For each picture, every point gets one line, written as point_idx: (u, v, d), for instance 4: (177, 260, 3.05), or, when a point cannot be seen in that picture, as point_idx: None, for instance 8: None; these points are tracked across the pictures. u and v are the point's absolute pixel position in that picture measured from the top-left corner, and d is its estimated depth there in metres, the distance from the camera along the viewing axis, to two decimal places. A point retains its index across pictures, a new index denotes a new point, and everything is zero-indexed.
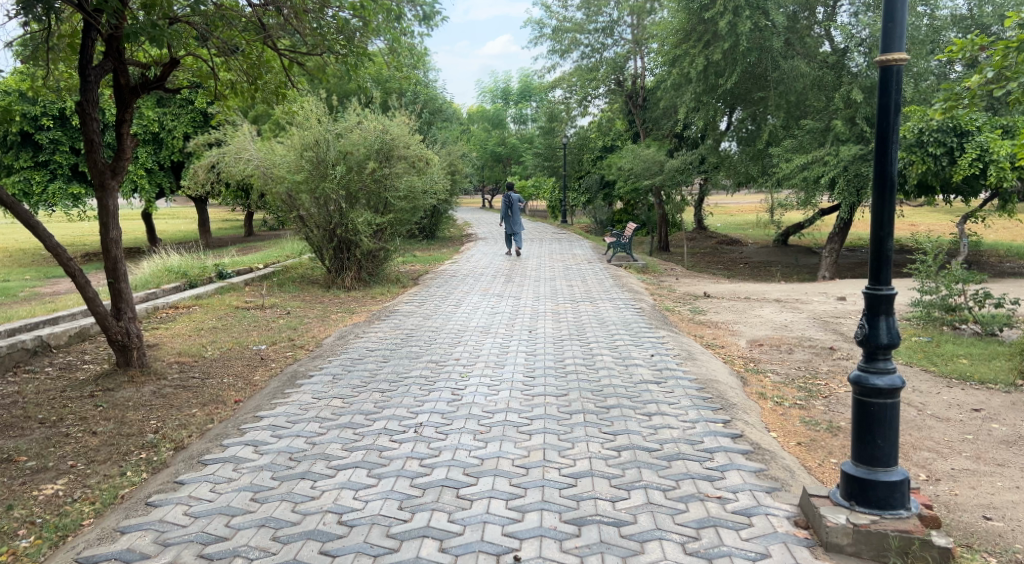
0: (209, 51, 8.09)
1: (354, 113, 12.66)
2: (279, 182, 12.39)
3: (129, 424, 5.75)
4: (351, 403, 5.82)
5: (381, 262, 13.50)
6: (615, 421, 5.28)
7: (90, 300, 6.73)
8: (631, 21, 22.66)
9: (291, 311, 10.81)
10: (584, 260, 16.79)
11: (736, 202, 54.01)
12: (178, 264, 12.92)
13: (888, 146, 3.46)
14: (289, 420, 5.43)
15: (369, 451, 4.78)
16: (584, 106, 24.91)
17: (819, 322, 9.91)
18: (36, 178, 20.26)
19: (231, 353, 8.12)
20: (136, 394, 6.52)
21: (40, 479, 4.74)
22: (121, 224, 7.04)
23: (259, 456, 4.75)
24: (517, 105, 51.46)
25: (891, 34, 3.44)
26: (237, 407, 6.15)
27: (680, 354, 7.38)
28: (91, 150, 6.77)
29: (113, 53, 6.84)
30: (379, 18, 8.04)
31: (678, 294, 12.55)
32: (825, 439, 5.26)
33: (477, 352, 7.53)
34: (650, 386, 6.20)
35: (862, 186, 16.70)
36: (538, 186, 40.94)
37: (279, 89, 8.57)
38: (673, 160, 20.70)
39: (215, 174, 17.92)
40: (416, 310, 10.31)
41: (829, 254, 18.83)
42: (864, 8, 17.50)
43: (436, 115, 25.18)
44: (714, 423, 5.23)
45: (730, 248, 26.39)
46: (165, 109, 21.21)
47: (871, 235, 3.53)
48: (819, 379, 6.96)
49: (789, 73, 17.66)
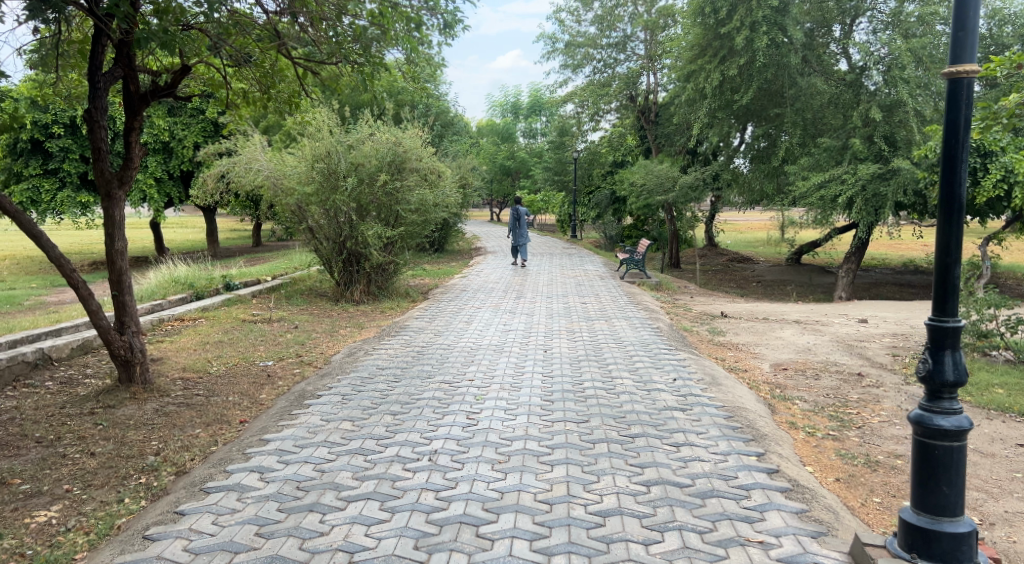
0: (221, 61, 7.95)
1: (367, 124, 12.48)
2: (289, 194, 12.20)
3: (130, 444, 5.49)
4: (362, 426, 5.54)
5: (390, 275, 13.22)
6: (641, 452, 4.99)
7: (94, 312, 6.50)
8: (644, 36, 22.54)
9: (299, 325, 10.57)
10: (596, 276, 16.51)
11: (747, 219, 53.67)
12: (184, 275, 12.73)
13: (956, 166, 3.25)
14: (296, 444, 5.16)
15: (381, 481, 4.50)
16: (596, 121, 24.71)
17: (843, 346, 9.57)
18: (45, 187, 20.13)
19: (237, 369, 7.87)
20: (138, 413, 6.26)
21: (34, 504, 4.48)
22: (127, 234, 6.81)
23: (265, 484, 4.46)
24: (527, 119, 51.31)
25: (962, 43, 3.23)
26: (243, 428, 5.89)
27: (703, 379, 7.07)
28: (98, 159, 6.56)
29: (124, 60, 6.63)
30: (397, 27, 7.78)
31: (694, 314, 12.24)
32: (865, 476, 4.98)
33: (491, 372, 7.25)
34: (675, 413, 5.90)
35: (880, 205, 16.47)
36: (547, 201, 40.67)
37: (292, 98, 8.38)
38: (686, 177, 20.56)
39: (224, 185, 17.77)
40: (426, 327, 10.03)
41: (846, 273, 18.48)
42: (883, 26, 17.36)
43: (447, 128, 25.03)
44: (746, 456, 4.94)
45: (743, 266, 26.07)
46: (176, 118, 21.12)
47: (936, 261, 3.28)
48: (850, 408, 6.65)
49: (806, 90, 17.54)
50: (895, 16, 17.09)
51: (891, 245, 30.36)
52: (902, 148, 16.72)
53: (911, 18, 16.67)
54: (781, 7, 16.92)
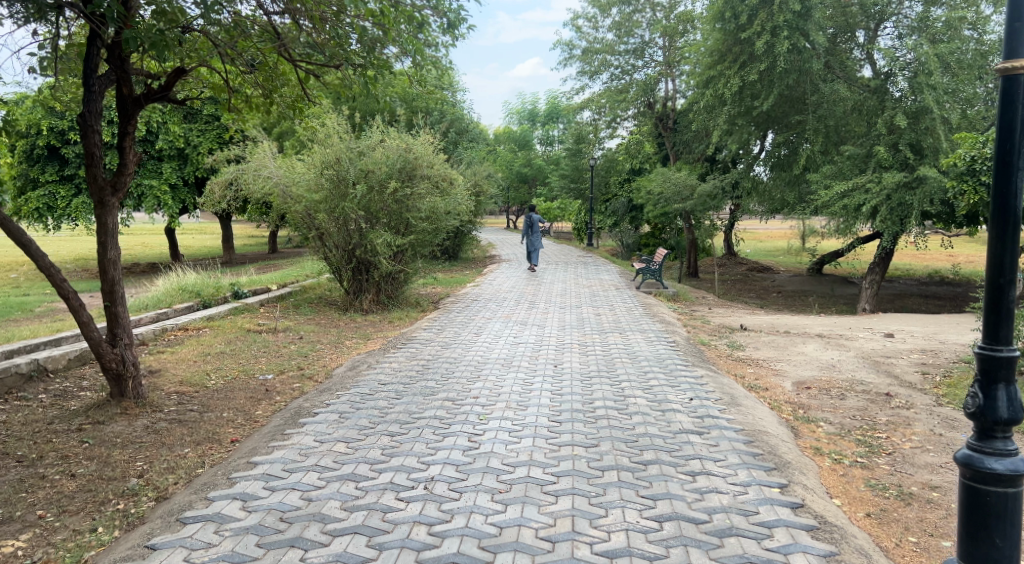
0: (222, 64, 7.72)
1: (378, 130, 12.27)
2: (298, 201, 11.94)
3: (113, 465, 5.22)
4: (356, 449, 5.21)
5: (400, 284, 12.91)
6: (654, 481, 4.62)
7: (84, 324, 6.22)
8: (662, 43, 22.19)
9: (304, 336, 10.28)
10: (611, 285, 16.13)
11: (765, 228, 53.07)
12: (192, 282, 12.40)
13: (1011, 172, 2.98)
14: (285, 469, 4.84)
15: (371, 512, 4.19)
16: (613, 128, 24.32)
17: (868, 363, 9.14)
18: (61, 193, 20.08)
19: (235, 383, 7.58)
20: (127, 430, 5.99)
21: (3, 532, 4.21)
22: (120, 243, 6.54)
23: (246, 514, 4.16)
24: (544, 126, 51.07)
25: (1018, 35, 2.97)
26: (233, 448, 5.60)
27: (721, 399, 6.67)
28: (91, 165, 6.27)
29: (116, 62, 6.35)
30: (401, 27, 7.49)
31: (712, 326, 11.81)
32: (899, 510, 4.61)
33: (497, 389, 6.89)
34: (691, 438, 5.50)
35: (906, 214, 15.94)
36: (563, 208, 40.37)
37: (295, 102, 8.13)
38: (705, 185, 20.17)
39: (235, 192, 17.64)
40: (434, 338, 9.72)
41: (870, 285, 17.93)
42: (908, 31, 16.82)
43: (462, 135, 24.71)
44: (768, 487, 4.57)
45: (762, 276, 25.52)
46: (192, 124, 21.10)
47: (989, 281, 3.00)
48: (878, 432, 6.26)
49: (829, 97, 17.03)
50: (921, 21, 16.52)
51: (914, 256, 29.73)
52: (928, 155, 16.22)
53: (938, 23, 16.14)
54: (804, 12, 16.42)
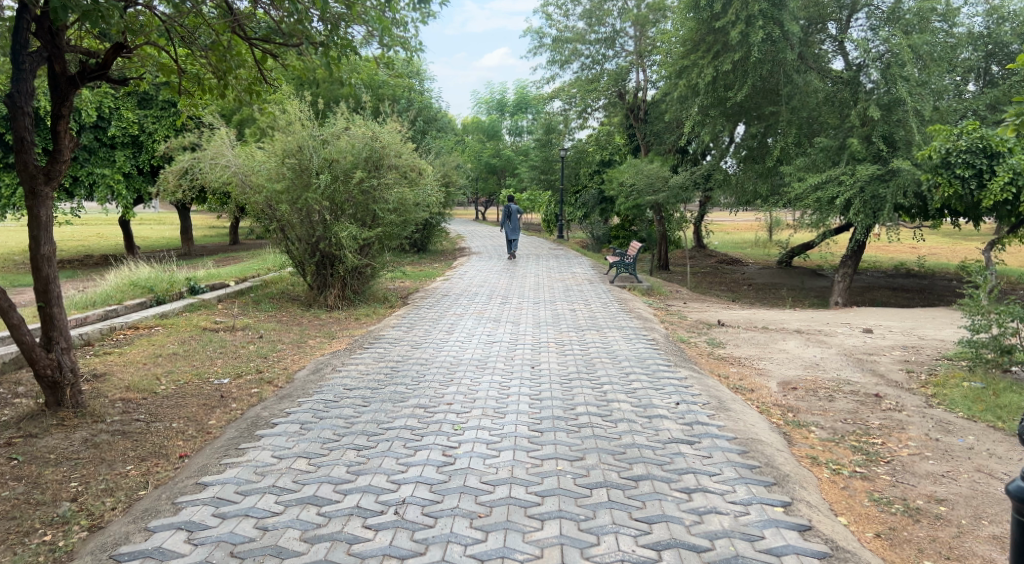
0: (170, 42, 7.04)
1: (342, 117, 11.65)
2: (258, 191, 11.27)
3: (44, 486, 4.66)
4: (318, 466, 4.72)
5: (367, 279, 12.37)
6: (648, 501, 4.23)
7: (14, 326, 5.60)
8: (633, 32, 21.77)
9: (264, 334, 9.72)
10: (584, 280, 15.71)
11: (735, 220, 53.11)
12: (145, 277, 11.66)
13: None
14: (238, 491, 4.36)
15: (335, 544, 3.77)
16: (584, 119, 23.83)
17: (852, 360, 8.88)
18: (5, 181, 19.11)
19: (188, 389, 7.00)
20: (63, 444, 5.41)
21: None
22: (55, 237, 5.89)
23: (191, 550, 3.73)
24: (513, 116, 50.07)
25: None
26: (181, 465, 5.07)
27: (709, 404, 6.30)
28: (21, 151, 5.65)
29: (47, 36, 5.71)
30: (366, 4, 7.02)
31: (689, 322, 11.46)
32: (908, 529, 4.28)
33: (472, 394, 6.43)
34: (682, 448, 5.12)
35: (879, 208, 15.68)
36: (533, 200, 39.84)
37: (251, 86, 7.44)
38: (677, 177, 19.93)
39: (190, 181, 16.82)
40: (404, 337, 9.24)
41: (842, 278, 17.84)
42: (881, 22, 16.58)
43: (430, 124, 23.99)
44: (770, 506, 4.20)
45: (732, 268, 25.45)
46: (146, 111, 20.12)
47: None
48: (873, 437, 5.97)
49: (802, 88, 16.82)
50: (892, 13, 16.34)
51: (880, 248, 29.97)
52: (901, 148, 15.98)
53: (908, 15, 15.94)
54: (779, 1, 16.10)
